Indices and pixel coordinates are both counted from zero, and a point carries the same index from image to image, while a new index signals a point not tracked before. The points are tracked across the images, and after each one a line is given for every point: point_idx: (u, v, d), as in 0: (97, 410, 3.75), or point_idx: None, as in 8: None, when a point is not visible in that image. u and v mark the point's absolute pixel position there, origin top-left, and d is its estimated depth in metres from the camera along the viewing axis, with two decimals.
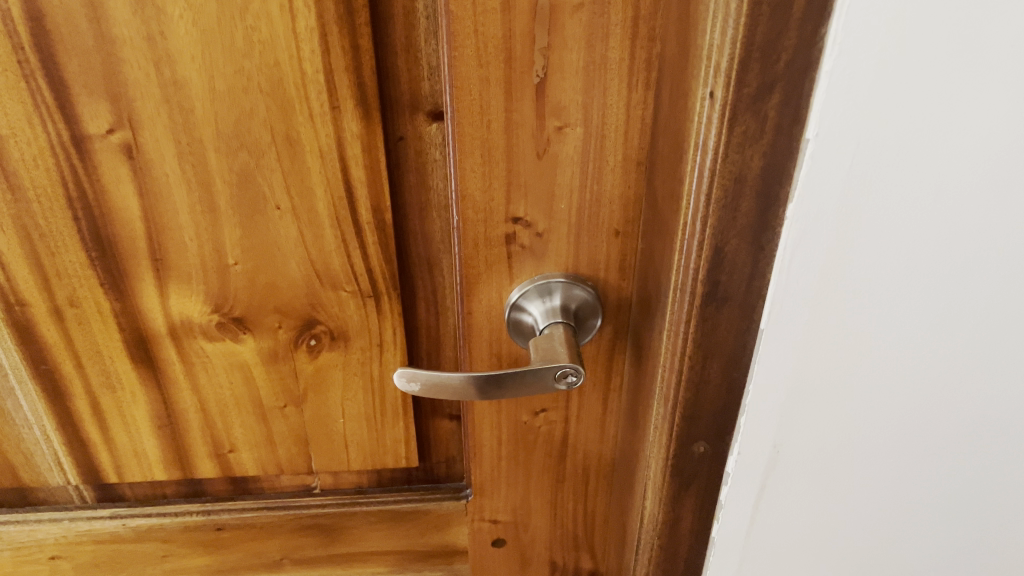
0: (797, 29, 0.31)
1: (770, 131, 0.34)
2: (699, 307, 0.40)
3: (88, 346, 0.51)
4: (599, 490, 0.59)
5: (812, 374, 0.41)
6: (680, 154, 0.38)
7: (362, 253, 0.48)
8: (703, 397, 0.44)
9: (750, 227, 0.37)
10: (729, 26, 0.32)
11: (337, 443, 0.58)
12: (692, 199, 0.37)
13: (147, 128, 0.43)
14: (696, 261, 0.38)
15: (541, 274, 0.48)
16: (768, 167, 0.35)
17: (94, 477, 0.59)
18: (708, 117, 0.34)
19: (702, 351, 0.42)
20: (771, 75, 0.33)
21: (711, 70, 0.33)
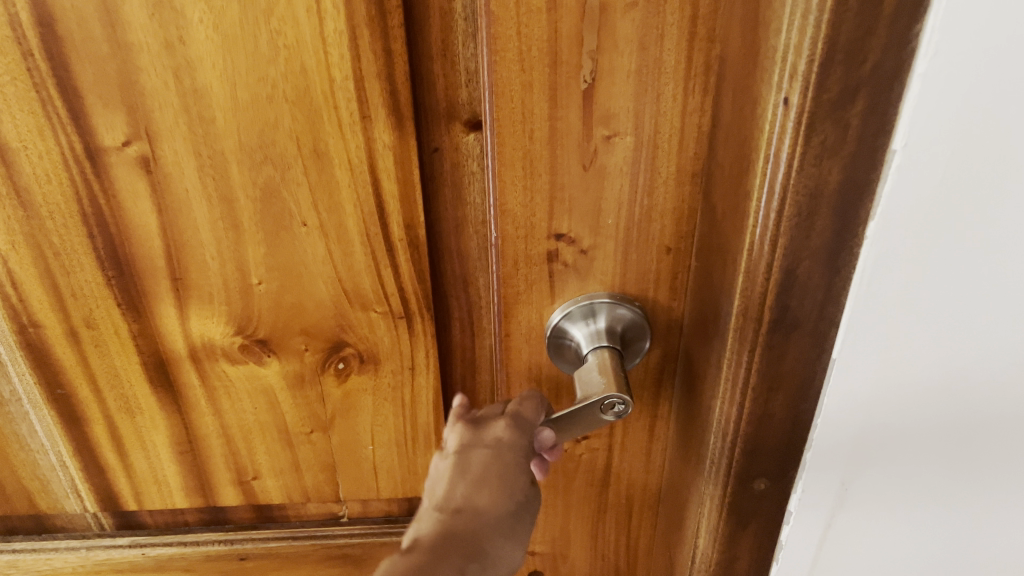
0: (889, 27, 0.27)
1: (851, 143, 0.29)
2: (765, 339, 0.36)
3: (106, 369, 0.48)
4: (643, 519, 0.58)
5: (871, 407, 0.36)
6: (745, 168, 0.33)
7: (394, 271, 0.45)
8: (766, 434, 0.39)
9: (826, 247, 0.32)
10: (809, 24, 0.27)
11: (366, 470, 0.55)
12: (760, 216, 0.32)
13: (166, 140, 0.40)
14: (763, 288, 0.34)
15: (585, 294, 0.45)
16: (849, 182, 0.30)
17: (113, 504, 0.56)
18: (782, 125, 0.30)
19: (767, 386, 0.37)
20: (855, 78, 0.28)
21: (787, 71, 0.29)
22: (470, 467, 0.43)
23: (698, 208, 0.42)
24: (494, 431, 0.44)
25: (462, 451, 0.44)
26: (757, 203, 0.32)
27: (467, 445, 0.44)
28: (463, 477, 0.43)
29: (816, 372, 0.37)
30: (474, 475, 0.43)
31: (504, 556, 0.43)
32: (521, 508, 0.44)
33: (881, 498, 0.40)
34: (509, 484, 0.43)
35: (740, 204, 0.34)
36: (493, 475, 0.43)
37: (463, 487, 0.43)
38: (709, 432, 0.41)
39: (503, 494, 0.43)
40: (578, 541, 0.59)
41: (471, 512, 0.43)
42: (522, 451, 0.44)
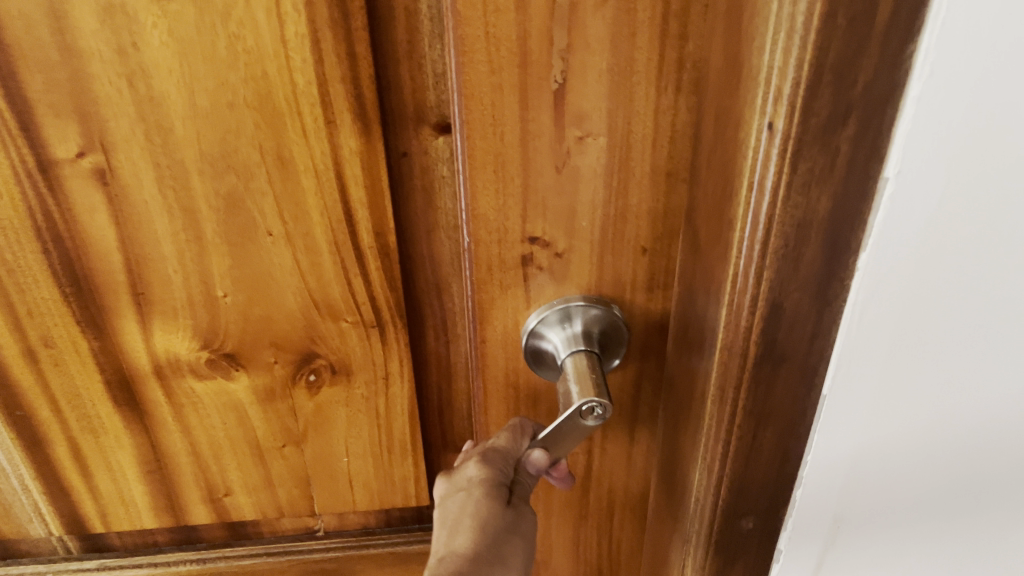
0: (880, 46, 0.25)
1: (841, 169, 0.28)
2: (752, 375, 0.34)
3: (67, 389, 0.47)
4: (626, 524, 0.57)
5: (869, 429, 0.35)
6: (726, 197, 0.31)
7: (364, 279, 0.44)
8: (755, 468, 0.38)
9: (814, 278, 0.31)
10: (795, 44, 0.25)
11: (342, 483, 0.53)
12: (744, 246, 0.30)
13: (122, 151, 0.38)
14: (749, 324, 0.32)
15: (560, 298, 0.44)
16: (838, 209, 0.29)
17: (79, 527, 0.54)
18: (767, 151, 0.28)
19: (755, 422, 0.36)
20: (845, 100, 0.26)
21: (771, 95, 0.27)
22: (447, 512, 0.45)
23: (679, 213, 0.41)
24: (471, 471, 0.45)
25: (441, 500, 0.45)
26: (741, 232, 0.30)
27: (445, 492, 0.46)
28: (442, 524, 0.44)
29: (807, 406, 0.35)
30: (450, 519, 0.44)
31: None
32: (507, 536, 0.43)
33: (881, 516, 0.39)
34: (486, 514, 0.43)
35: (721, 234, 0.32)
36: (470, 511, 0.43)
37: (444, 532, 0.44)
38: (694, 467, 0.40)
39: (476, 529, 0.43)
40: (559, 547, 0.58)
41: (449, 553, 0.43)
42: (491, 486, 0.44)
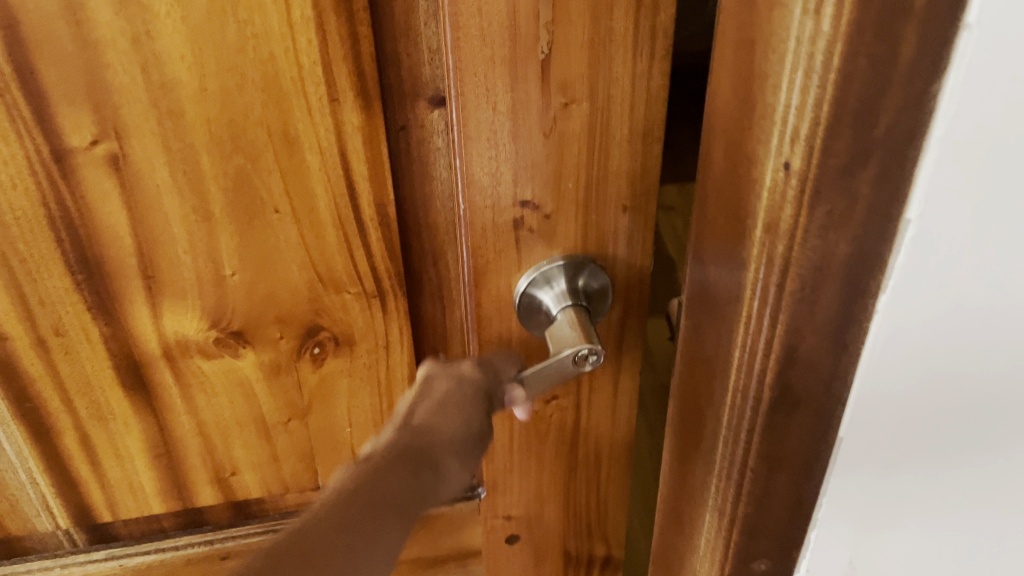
0: (903, 85, 0.25)
1: (860, 213, 0.28)
2: (766, 415, 0.34)
3: (77, 377, 0.48)
4: (612, 473, 0.61)
5: (887, 454, 0.35)
6: (737, 237, 0.32)
7: (366, 250, 0.46)
8: (767, 513, 0.38)
9: (831, 323, 0.31)
10: (812, 84, 0.26)
11: (345, 453, 0.56)
12: (757, 285, 0.31)
13: (134, 137, 0.40)
14: (763, 364, 0.33)
15: (545, 260, 0.48)
16: (858, 252, 0.29)
17: (86, 518, 0.55)
18: (783, 186, 0.28)
19: (768, 468, 0.36)
20: (865, 142, 0.26)
21: (789, 132, 0.27)
22: (435, 390, 0.47)
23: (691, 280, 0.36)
24: (465, 371, 0.48)
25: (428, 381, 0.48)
26: (756, 273, 0.31)
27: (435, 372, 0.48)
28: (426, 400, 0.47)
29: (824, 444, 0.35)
30: (436, 400, 0.47)
31: (453, 478, 0.47)
32: (476, 436, 0.47)
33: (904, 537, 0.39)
34: (465, 412, 0.47)
35: (731, 281, 0.33)
36: (454, 401, 0.47)
37: (422, 409, 0.47)
38: (705, 492, 0.40)
39: (456, 422, 0.47)
40: (551, 502, 0.61)
41: (428, 433, 0.46)
42: (480, 388, 0.48)
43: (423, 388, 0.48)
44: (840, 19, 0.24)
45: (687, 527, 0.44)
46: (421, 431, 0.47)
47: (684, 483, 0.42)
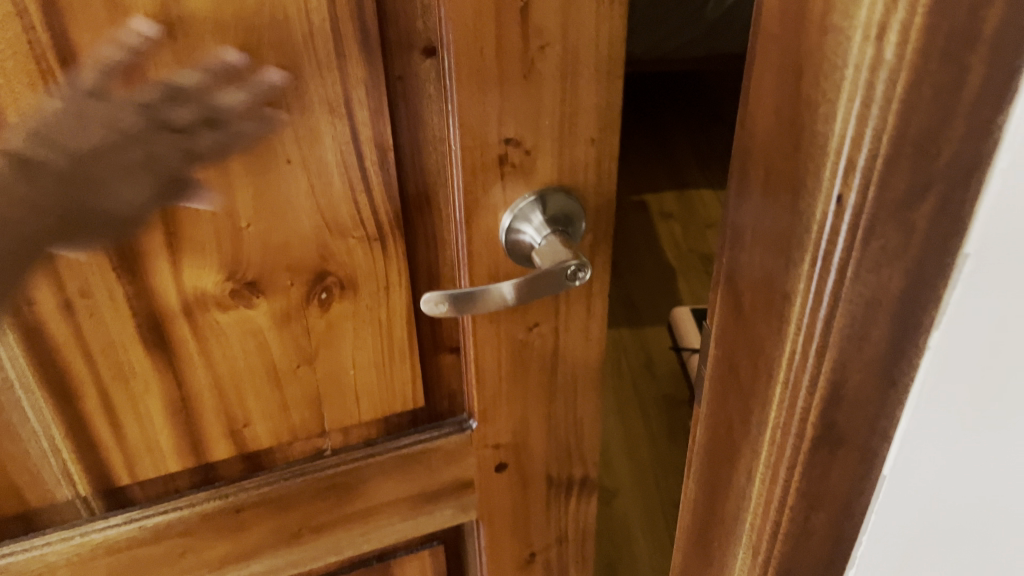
0: (968, 114, 0.31)
1: (916, 237, 0.34)
2: (810, 445, 0.41)
3: (101, 339, 0.51)
4: (587, 394, 0.67)
5: (929, 467, 0.42)
6: (780, 272, 0.39)
7: (368, 195, 0.51)
8: (825, 490, 0.44)
9: (876, 358, 0.38)
10: (874, 113, 0.32)
11: (349, 396, 0.60)
12: (804, 322, 0.38)
13: (160, 98, 0.44)
14: (811, 391, 0.40)
15: (519, 198, 0.54)
16: (914, 271, 0.35)
17: (105, 483, 0.57)
18: (836, 226, 0.35)
19: (807, 500, 0.44)
20: (928, 172, 0.33)
21: (842, 164, 0.34)
22: (110, 151, 0.44)
23: (724, 299, 0.44)
24: (192, 133, 0.46)
25: (151, 126, 0.45)
26: (804, 305, 0.38)
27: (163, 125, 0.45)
28: (116, 168, 0.45)
29: (874, 455, 0.42)
30: (119, 162, 0.45)
31: (110, 198, 0.46)
32: (150, 198, 0.47)
33: (931, 547, 0.46)
34: (82, 164, 0.44)
35: (774, 310, 0.40)
36: (120, 168, 0.45)
37: (133, 152, 0.45)
38: (748, 508, 0.47)
39: (138, 186, 0.46)
40: (535, 428, 0.67)
41: (96, 185, 0.45)
42: (157, 175, 0.46)
43: (144, 129, 0.44)
44: (906, 46, 0.30)
45: (727, 534, 0.51)
46: (93, 176, 0.45)
47: (718, 487, 0.50)
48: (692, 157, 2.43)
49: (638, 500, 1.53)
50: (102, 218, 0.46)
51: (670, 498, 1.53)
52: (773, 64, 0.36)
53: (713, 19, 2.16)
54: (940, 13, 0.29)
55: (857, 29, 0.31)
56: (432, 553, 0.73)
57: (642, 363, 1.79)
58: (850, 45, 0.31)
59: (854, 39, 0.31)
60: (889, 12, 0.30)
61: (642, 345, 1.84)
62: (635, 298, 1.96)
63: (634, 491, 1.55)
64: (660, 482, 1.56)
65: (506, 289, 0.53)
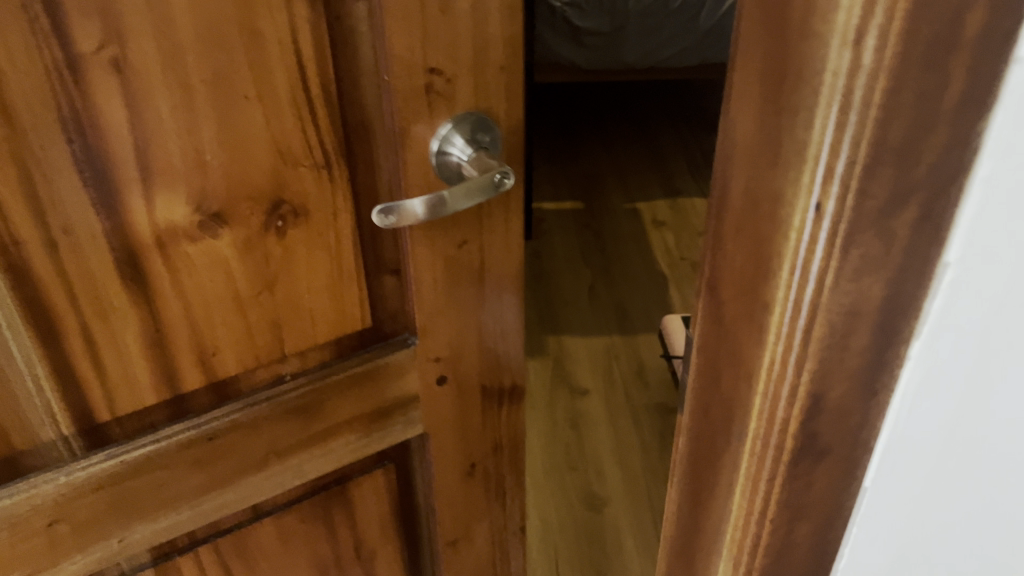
0: (947, 124, 0.31)
1: (894, 251, 0.35)
2: (790, 457, 0.42)
3: (82, 275, 0.56)
4: (511, 305, 0.77)
5: (911, 464, 0.44)
6: (759, 281, 0.38)
7: (315, 125, 0.58)
8: (802, 491, 0.44)
9: (855, 365, 0.38)
10: (852, 120, 0.31)
11: (305, 319, 0.67)
12: (783, 331, 0.38)
13: (134, 41, 0.50)
14: (788, 406, 0.40)
15: (440, 127, 0.62)
16: (887, 290, 0.36)
17: (87, 420, 0.62)
18: (814, 233, 0.34)
19: (788, 513, 0.45)
20: (908, 182, 0.32)
21: (820, 171, 0.33)
22: None
23: (705, 311, 0.43)
24: None
25: None
26: (781, 319, 0.37)
27: None
28: None
29: (856, 464, 0.44)
30: None
31: None
32: None
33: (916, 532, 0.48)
34: None
35: (755, 315, 0.39)
36: None
37: None
38: (727, 524, 0.48)
39: None
40: (469, 340, 0.76)
41: None
42: None
43: None
44: (884, 52, 0.29)
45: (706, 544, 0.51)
46: None
47: (700, 497, 0.49)
48: (688, 175, 2.67)
49: (627, 503, 1.60)
50: (82, 155, 0.52)
51: (658, 500, 1.60)
52: (752, 74, 0.35)
53: (704, 29, 2.25)
54: (920, 17, 0.28)
55: (835, 32, 0.30)
56: (384, 472, 0.81)
57: (632, 372, 1.91)
58: (827, 50, 0.30)
59: (832, 44, 0.30)
60: (866, 17, 0.29)
61: (634, 352, 1.98)
62: (627, 305, 2.12)
63: (628, 496, 1.61)
64: (649, 488, 1.63)
65: (416, 207, 0.62)
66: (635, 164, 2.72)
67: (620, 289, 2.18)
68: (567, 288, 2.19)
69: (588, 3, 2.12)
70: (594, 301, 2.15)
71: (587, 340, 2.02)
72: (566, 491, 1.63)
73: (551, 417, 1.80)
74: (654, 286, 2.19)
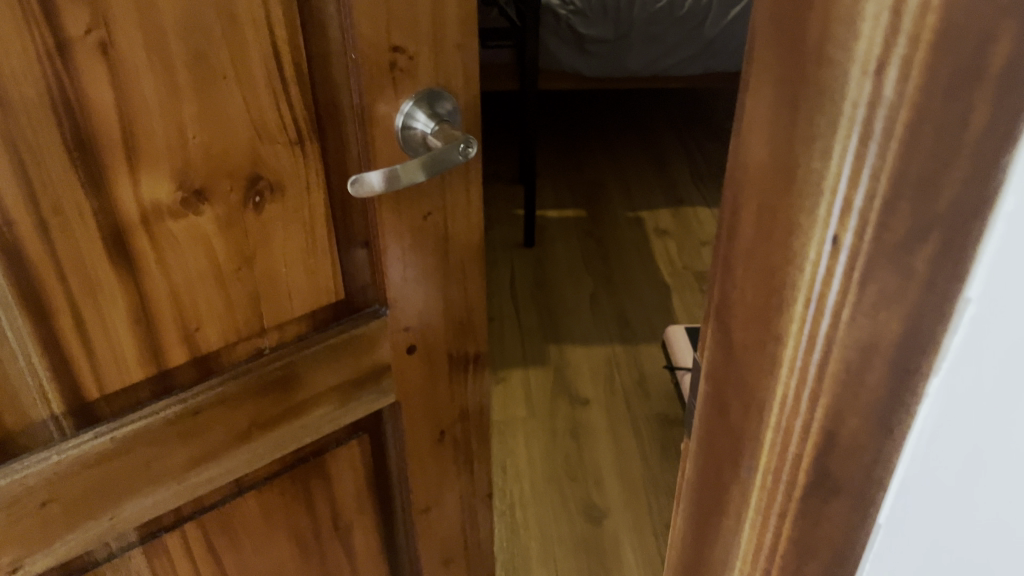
0: (972, 154, 0.30)
1: (914, 288, 0.33)
2: (802, 492, 0.42)
3: (72, 255, 0.58)
4: (472, 273, 0.82)
5: (925, 523, 0.41)
6: (771, 310, 0.38)
7: (289, 103, 0.62)
8: (814, 538, 0.43)
9: (870, 406, 0.37)
10: (871, 151, 0.32)
11: (282, 292, 0.70)
12: (797, 364, 0.38)
13: (119, 24, 0.53)
14: (800, 444, 0.40)
15: (403, 104, 0.67)
16: (906, 330, 0.35)
17: (77, 398, 0.64)
18: (832, 264, 0.35)
19: (795, 555, 0.44)
20: (927, 215, 0.32)
21: (839, 202, 0.33)
22: None
23: (716, 331, 0.43)
24: None
25: None
26: (796, 349, 0.38)
27: None
28: None
29: (865, 513, 0.42)
30: None
31: None
32: None
33: None
34: None
35: (768, 345, 0.39)
36: None
37: None
38: (735, 558, 0.48)
39: None
40: (435, 309, 0.80)
41: None
42: None
43: None
44: (906, 82, 0.30)
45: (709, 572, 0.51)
46: None
47: (704, 524, 0.49)
48: (689, 179, 2.81)
49: (628, 517, 1.65)
50: (71, 138, 0.54)
51: (660, 516, 1.65)
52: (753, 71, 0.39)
53: (709, 37, 2.32)
54: (944, 53, 0.28)
55: (854, 61, 0.31)
56: (359, 443, 0.84)
57: (633, 381, 1.98)
58: (848, 80, 0.31)
59: (852, 73, 0.31)
60: (888, 47, 0.29)
61: (635, 359, 2.04)
62: (629, 314, 2.20)
63: (628, 509, 1.66)
64: (652, 501, 1.68)
65: (373, 180, 0.66)
66: (636, 167, 2.87)
67: (620, 297, 2.26)
68: (569, 297, 2.27)
69: (592, 11, 2.21)
70: (595, 309, 2.22)
71: (589, 351, 2.08)
72: (567, 504, 1.67)
73: (552, 428, 1.85)
74: (659, 298, 2.26)
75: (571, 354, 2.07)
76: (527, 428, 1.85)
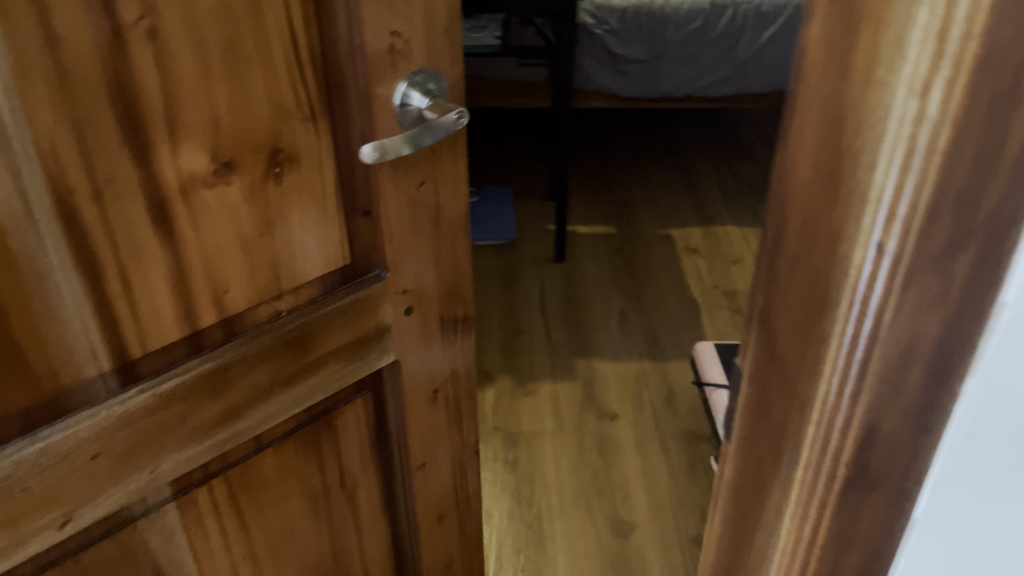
0: (1008, 170, 0.38)
1: (955, 290, 0.42)
2: (841, 485, 0.51)
3: (121, 222, 0.64)
4: (458, 238, 0.91)
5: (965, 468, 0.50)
6: (814, 313, 0.48)
7: (303, 81, 0.71)
8: (853, 525, 0.53)
9: (911, 399, 0.46)
10: (915, 164, 0.39)
11: (297, 258, 0.78)
12: (839, 364, 0.47)
13: (164, 11, 0.60)
14: (843, 435, 0.49)
15: (399, 86, 0.76)
16: (946, 323, 0.43)
17: (120, 357, 0.70)
18: (874, 270, 0.43)
19: (839, 541, 0.54)
20: (967, 225, 0.40)
21: (883, 212, 0.41)
22: None
23: (762, 338, 0.55)
24: None
25: None
26: (837, 352, 0.47)
27: None
28: None
29: (912, 479, 0.51)
30: None
31: None
32: None
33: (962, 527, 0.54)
34: None
35: (812, 345, 0.49)
36: None
37: None
38: (776, 546, 0.58)
39: None
40: (428, 273, 0.90)
41: None
42: None
43: None
44: (948, 100, 0.37)
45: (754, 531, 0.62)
46: None
47: (756, 489, 0.60)
48: (717, 198, 3.04)
49: (652, 531, 1.71)
50: (123, 116, 0.61)
51: (686, 533, 1.71)
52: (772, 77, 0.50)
53: (742, 59, 2.60)
54: (983, 75, 0.36)
55: (903, 83, 0.38)
56: (362, 401, 0.92)
57: (662, 399, 2.07)
58: (895, 96, 0.39)
59: (899, 93, 0.39)
60: (933, 71, 0.37)
61: (662, 376, 2.15)
62: (656, 329, 2.33)
63: (653, 525, 1.73)
64: (677, 517, 1.74)
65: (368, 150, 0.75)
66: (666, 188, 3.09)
67: (649, 315, 2.39)
68: (595, 313, 2.40)
69: (626, 33, 2.48)
70: (623, 327, 2.34)
71: (617, 363, 2.20)
72: (593, 517, 1.74)
73: (580, 441, 1.94)
74: (688, 315, 2.40)
75: (600, 368, 2.17)
76: (556, 442, 1.94)
